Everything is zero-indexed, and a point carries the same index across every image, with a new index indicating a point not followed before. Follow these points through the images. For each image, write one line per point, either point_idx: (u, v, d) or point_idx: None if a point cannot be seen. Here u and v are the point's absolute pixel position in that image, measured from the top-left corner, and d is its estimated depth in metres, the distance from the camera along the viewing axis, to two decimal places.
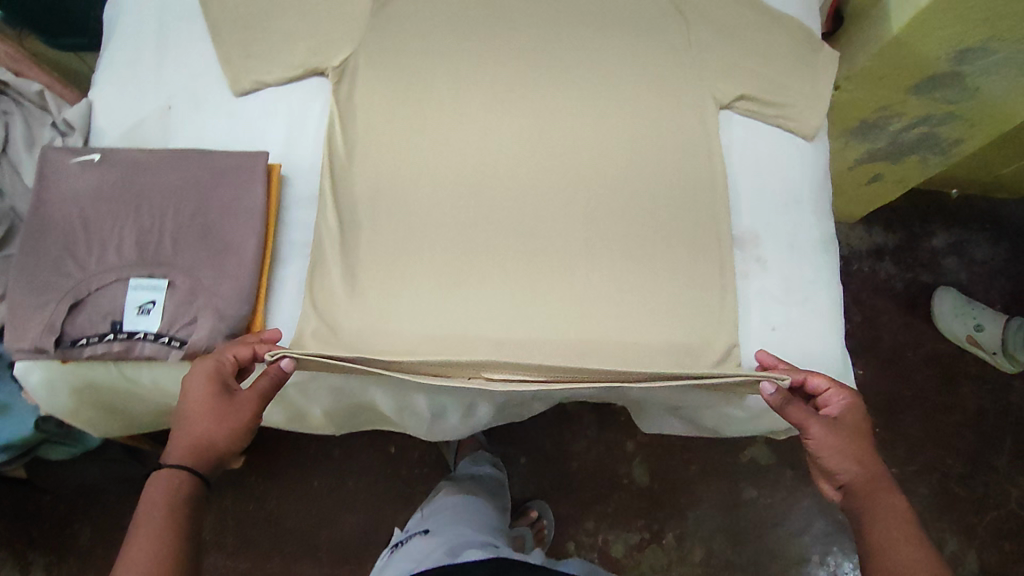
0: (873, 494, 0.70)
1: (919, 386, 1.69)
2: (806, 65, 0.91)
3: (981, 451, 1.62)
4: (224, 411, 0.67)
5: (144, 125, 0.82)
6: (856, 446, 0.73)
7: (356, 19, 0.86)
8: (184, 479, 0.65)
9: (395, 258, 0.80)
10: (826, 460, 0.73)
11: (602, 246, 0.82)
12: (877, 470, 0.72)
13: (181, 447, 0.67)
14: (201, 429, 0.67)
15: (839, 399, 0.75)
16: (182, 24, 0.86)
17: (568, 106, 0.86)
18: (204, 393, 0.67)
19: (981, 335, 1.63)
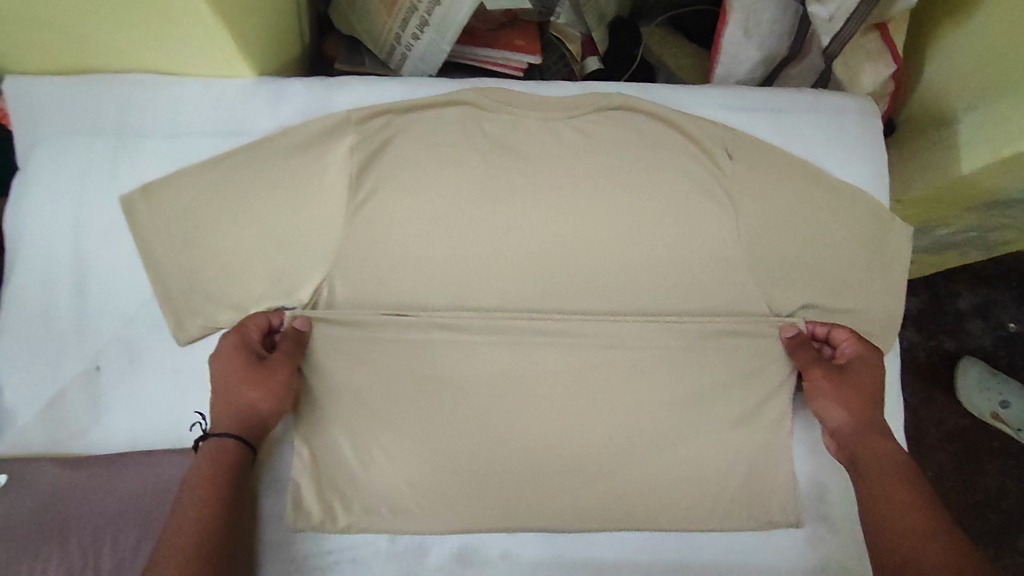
0: (863, 441, 0.66)
1: (939, 468, 1.39)
2: (873, 255, 0.78)
3: (1004, 535, 1.35)
4: (260, 376, 0.62)
5: (66, 396, 0.64)
6: (853, 391, 0.68)
7: (331, 230, 0.69)
8: (225, 447, 0.59)
9: (393, 550, 0.66)
10: (819, 407, 0.69)
11: (645, 507, 0.69)
12: (873, 416, 0.67)
13: (219, 419, 0.61)
14: (238, 398, 0.61)
15: (851, 348, 0.70)
16: (107, 248, 0.68)
17: (591, 326, 0.72)
18: (235, 361, 0.62)
19: (1007, 412, 1.32)
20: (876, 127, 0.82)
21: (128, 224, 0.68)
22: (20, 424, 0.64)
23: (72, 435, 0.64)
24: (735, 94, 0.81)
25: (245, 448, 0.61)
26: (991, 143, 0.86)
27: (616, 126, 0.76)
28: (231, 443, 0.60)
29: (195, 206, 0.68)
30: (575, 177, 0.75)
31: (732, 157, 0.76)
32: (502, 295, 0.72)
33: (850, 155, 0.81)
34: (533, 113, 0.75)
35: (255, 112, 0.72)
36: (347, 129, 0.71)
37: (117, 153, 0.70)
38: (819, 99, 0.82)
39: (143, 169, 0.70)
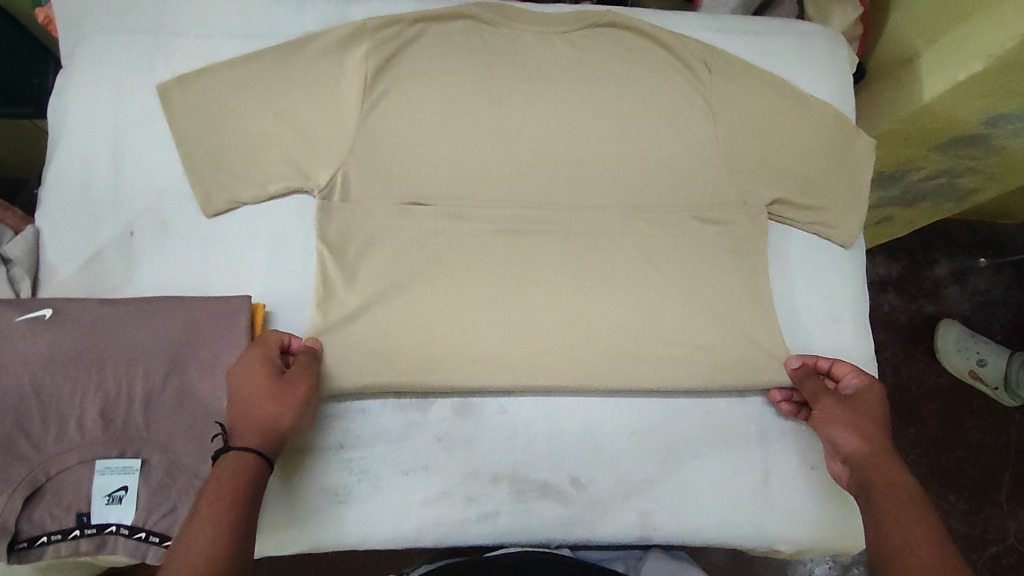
0: (874, 466, 0.63)
1: (920, 422, 1.37)
2: (843, 160, 0.82)
3: (979, 486, 1.33)
4: (282, 387, 0.62)
5: (105, 256, 0.71)
6: (863, 418, 0.67)
7: (342, 120, 0.74)
8: (240, 462, 0.57)
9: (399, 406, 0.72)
10: (830, 434, 0.68)
11: (627, 374, 0.74)
12: (885, 445, 0.65)
13: (238, 433, 0.59)
14: (260, 408, 0.60)
15: (857, 380, 0.71)
16: (143, 131, 0.75)
17: (580, 215, 0.79)
18: (259, 374, 0.62)
19: (985, 370, 1.32)
20: (844, 51, 0.90)
21: (162, 110, 0.75)
22: (61, 281, 0.70)
23: (107, 290, 0.71)
24: (714, 17, 0.89)
25: (267, 460, 0.58)
26: (949, 70, 0.92)
27: (606, 40, 0.82)
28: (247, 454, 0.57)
29: (221, 96, 0.74)
30: (568, 83, 0.81)
31: (710, 70, 0.81)
32: (498, 187, 0.78)
33: (819, 73, 0.89)
34: (530, 27, 0.81)
35: (279, 21, 0.80)
36: (362, 38, 0.76)
37: (154, 48, 0.77)
38: (790, 25, 0.90)
39: (177, 64, 0.77)
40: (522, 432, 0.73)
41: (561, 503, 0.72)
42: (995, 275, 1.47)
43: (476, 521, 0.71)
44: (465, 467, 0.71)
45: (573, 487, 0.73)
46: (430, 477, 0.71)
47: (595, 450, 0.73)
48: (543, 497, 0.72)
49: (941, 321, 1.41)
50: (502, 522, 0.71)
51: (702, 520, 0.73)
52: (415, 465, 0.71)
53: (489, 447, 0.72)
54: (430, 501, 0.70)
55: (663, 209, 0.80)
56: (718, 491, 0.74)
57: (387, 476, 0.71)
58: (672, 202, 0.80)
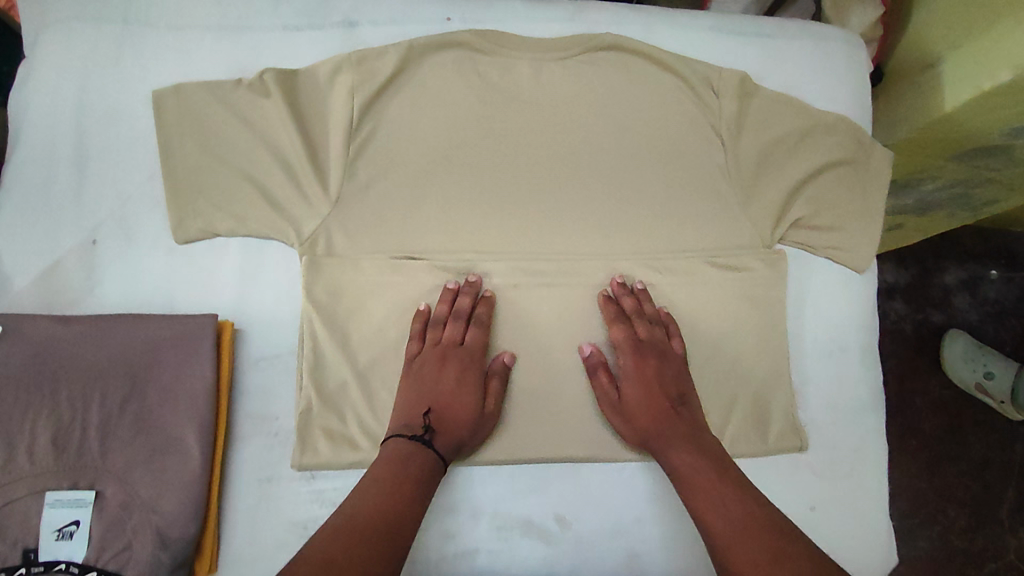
0: (653, 451, 0.65)
1: (923, 436, 1.32)
2: (858, 179, 0.77)
3: (980, 502, 1.29)
4: (484, 408, 0.66)
5: (63, 266, 0.66)
6: (632, 401, 0.67)
7: (327, 164, 0.70)
8: (428, 458, 0.60)
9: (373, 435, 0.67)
10: (626, 425, 0.68)
11: (619, 406, 0.71)
12: (659, 420, 0.66)
13: (446, 438, 0.63)
14: (459, 417, 0.64)
15: (598, 360, 0.69)
16: (107, 130, 0.70)
17: (576, 232, 0.73)
18: (470, 391, 0.66)
19: (991, 384, 1.25)
20: (862, 56, 0.84)
21: (132, 110, 0.70)
22: (15, 292, 0.66)
23: (65, 304, 0.66)
24: (726, 18, 0.83)
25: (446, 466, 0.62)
26: (974, 77, 0.84)
27: (607, 67, 0.76)
28: (434, 455, 0.61)
29: (193, 97, 0.69)
30: (567, 89, 0.75)
31: (718, 96, 0.75)
32: (487, 200, 0.72)
33: (835, 81, 0.83)
34: (527, 55, 0.75)
35: (256, 11, 0.74)
36: (344, 70, 0.71)
37: (121, 40, 0.71)
38: (807, 27, 0.84)
39: (145, 58, 0.71)
40: (507, 463, 0.69)
41: (545, 542, 0.68)
42: (1007, 287, 1.41)
43: (454, 559, 0.67)
44: (444, 502, 0.68)
45: (558, 525, 0.69)
46: None
47: (582, 483, 0.70)
48: (526, 531, 0.68)
49: (949, 332, 1.34)
50: (481, 560, 0.67)
51: (694, 560, 0.70)
52: None
53: (469, 481, 0.68)
54: (407, 536, 0.67)
55: (666, 225, 0.74)
56: None
57: None
58: (676, 219, 0.74)
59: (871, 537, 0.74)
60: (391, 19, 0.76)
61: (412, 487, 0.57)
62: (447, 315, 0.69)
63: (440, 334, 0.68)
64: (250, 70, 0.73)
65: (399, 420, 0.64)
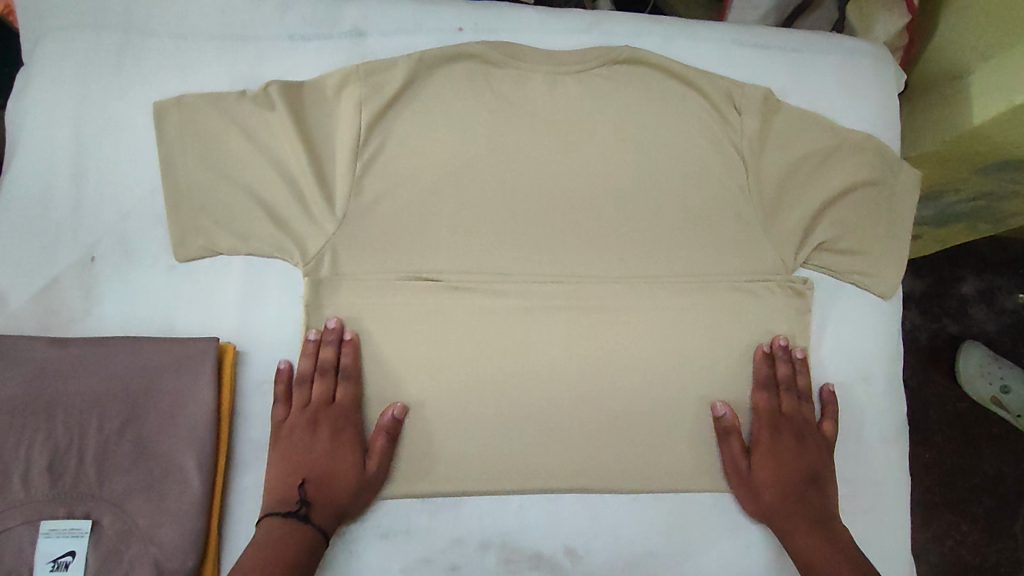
0: (780, 528, 0.67)
1: (935, 450, 1.22)
2: (885, 202, 0.74)
3: (995, 516, 1.18)
4: (356, 467, 0.63)
5: (61, 283, 0.65)
6: (769, 472, 0.68)
7: (332, 181, 0.68)
8: (305, 536, 0.59)
9: (371, 498, 0.65)
10: (747, 497, 0.68)
11: (632, 433, 0.69)
12: (787, 493, 0.67)
13: (324, 508, 0.61)
14: (340, 481, 0.63)
15: (760, 429, 0.70)
16: (107, 143, 0.68)
17: (589, 251, 0.71)
18: (343, 451, 0.64)
19: (1008, 399, 1.15)
20: (889, 71, 0.81)
21: (134, 122, 0.68)
22: (13, 309, 0.64)
23: (64, 322, 0.64)
24: (749, 29, 0.80)
25: (321, 537, 0.60)
26: (1005, 91, 0.80)
27: (625, 81, 0.73)
28: (312, 531, 0.60)
29: (195, 110, 0.67)
30: (582, 103, 0.72)
31: (739, 113, 0.72)
32: (497, 218, 0.70)
33: (861, 96, 0.80)
34: (541, 68, 0.72)
35: (262, 20, 0.71)
36: (352, 83, 0.69)
37: (122, 48, 0.69)
38: (833, 40, 0.81)
39: (148, 68, 0.69)
40: (516, 490, 0.67)
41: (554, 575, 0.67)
42: None
43: None
44: (451, 533, 0.66)
45: (568, 558, 0.67)
46: (412, 543, 0.66)
47: (593, 514, 0.68)
48: (534, 561, 0.67)
49: (966, 342, 1.23)
50: None
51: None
52: (395, 530, 0.66)
53: (475, 510, 0.67)
54: (413, 565, 0.65)
55: (683, 246, 0.72)
56: (726, 562, 0.69)
57: (366, 539, 0.65)
58: (694, 241, 0.72)
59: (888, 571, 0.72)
60: (400, 29, 0.73)
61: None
62: (313, 370, 0.65)
63: (309, 394, 0.65)
64: (255, 82, 0.70)
65: (273, 493, 0.61)
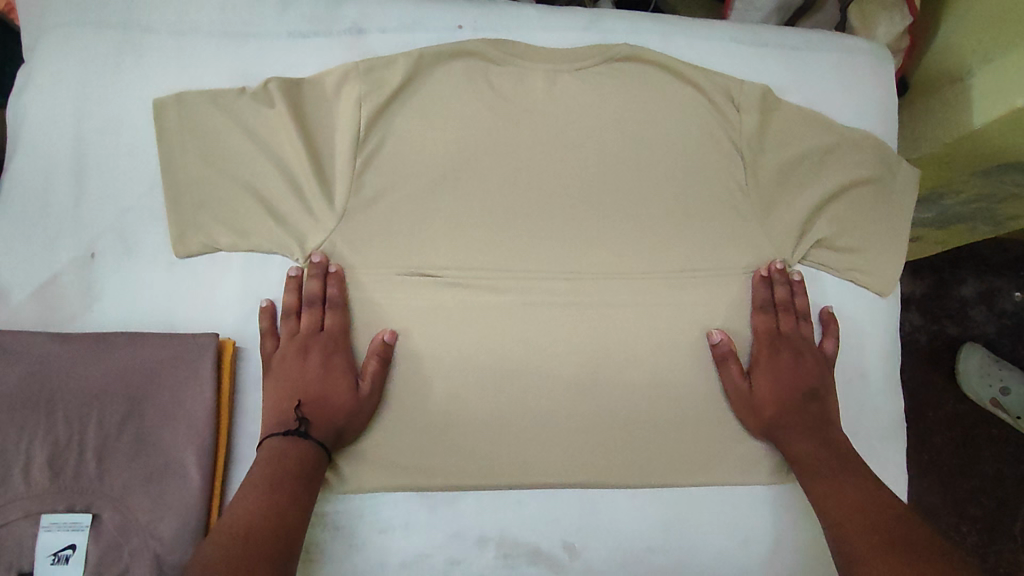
0: (779, 438, 0.68)
1: (933, 450, 1.22)
2: (883, 200, 0.74)
3: (994, 517, 1.18)
4: (351, 387, 0.64)
5: (62, 279, 0.65)
6: (768, 389, 0.69)
7: (332, 177, 0.68)
8: (306, 452, 0.60)
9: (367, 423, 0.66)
10: (749, 414, 0.69)
11: (630, 431, 0.69)
12: (786, 406, 0.68)
13: (321, 425, 0.62)
14: (335, 402, 0.63)
15: (760, 349, 0.71)
16: (108, 139, 0.68)
17: (588, 249, 0.71)
18: (336, 374, 0.64)
19: (1007, 399, 1.15)
20: (888, 69, 0.81)
21: (135, 119, 0.69)
22: (14, 304, 0.64)
23: (65, 317, 0.65)
24: (748, 28, 0.80)
25: (322, 454, 0.61)
26: (1006, 93, 0.80)
27: (624, 78, 0.73)
28: (313, 445, 0.61)
29: (196, 106, 0.67)
30: (582, 101, 0.73)
31: (738, 110, 0.72)
32: (496, 216, 0.70)
33: (860, 95, 0.80)
34: (540, 66, 0.72)
35: (262, 17, 0.72)
36: (352, 80, 0.69)
37: (124, 45, 0.69)
38: (832, 38, 0.81)
39: (149, 65, 0.69)
40: (514, 487, 0.67)
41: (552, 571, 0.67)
42: None
43: None
44: (449, 529, 0.66)
45: (566, 554, 0.68)
46: (410, 538, 0.66)
47: (593, 510, 0.69)
48: (532, 558, 0.67)
49: (965, 343, 1.23)
50: None
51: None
52: (394, 525, 0.66)
53: (475, 507, 0.67)
54: (411, 561, 0.66)
55: (682, 244, 0.72)
56: (724, 558, 0.69)
57: (365, 535, 0.66)
58: (693, 238, 0.72)
59: None
60: (400, 27, 0.74)
61: (290, 492, 0.57)
62: (299, 303, 0.66)
63: (297, 325, 0.66)
64: (255, 79, 0.71)
65: (271, 418, 0.62)
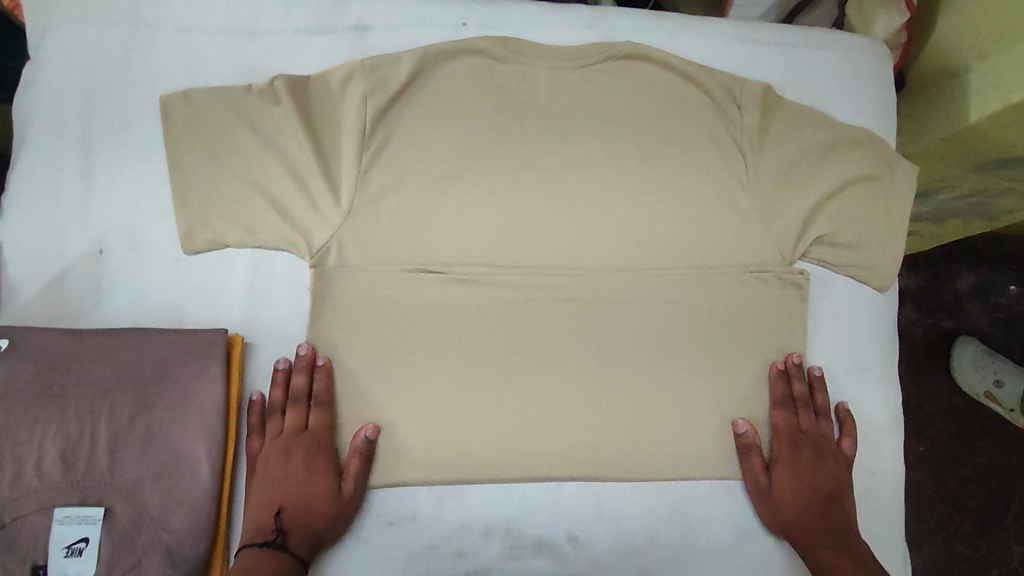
0: (800, 539, 0.69)
1: (928, 443, 1.23)
2: (881, 196, 0.75)
3: (987, 507, 1.20)
4: (332, 491, 0.64)
5: (71, 275, 0.65)
6: (788, 487, 0.70)
7: (338, 175, 0.68)
8: (278, 563, 0.60)
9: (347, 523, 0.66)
10: (771, 514, 0.70)
11: (632, 424, 0.70)
12: (808, 507, 0.69)
13: (299, 533, 0.63)
14: (315, 507, 0.64)
15: (780, 448, 0.72)
16: (115, 136, 0.68)
17: (592, 245, 0.72)
18: (318, 477, 0.65)
19: (1001, 393, 1.16)
20: (887, 67, 0.82)
21: (141, 116, 0.69)
22: (22, 300, 0.65)
23: (73, 314, 0.65)
24: (749, 25, 0.81)
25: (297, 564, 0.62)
26: (1003, 91, 0.80)
27: (627, 75, 0.74)
28: (287, 557, 0.61)
29: (202, 103, 0.67)
30: (584, 98, 0.73)
31: (740, 108, 0.73)
32: (500, 212, 0.71)
33: (859, 92, 0.81)
34: (543, 63, 0.73)
35: (267, 15, 0.72)
36: (357, 77, 0.69)
37: (129, 42, 0.70)
38: (831, 35, 0.82)
39: (154, 61, 0.70)
40: (519, 479, 0.68)
41: (556, 561, 0.69)
42: None
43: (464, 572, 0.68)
44: (455, 520, 0.68)
45: (570, 544, 0.69)
46: (417, 529, 0.67)
47: (596, 502, 0.70)
48: (536, 547, 0.69)
49: (960, 336, 1.25)
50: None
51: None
52: (402, 517, 0.67)
53: (481, 499, 0.68)
54: (417, 552, 0.67)
55: (684, 240, 0.73)
56: (724, 549, 0.71)
57: (372, 526, 0.67)
58: (695, 234, 0.73)
59: (885, 562, 0.74)
60: (405, 24, 0.74)
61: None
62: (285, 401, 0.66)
63: (282, 424, 0.66)
64: (260, 76, 0.71)
65: (253, 522, 0.63)
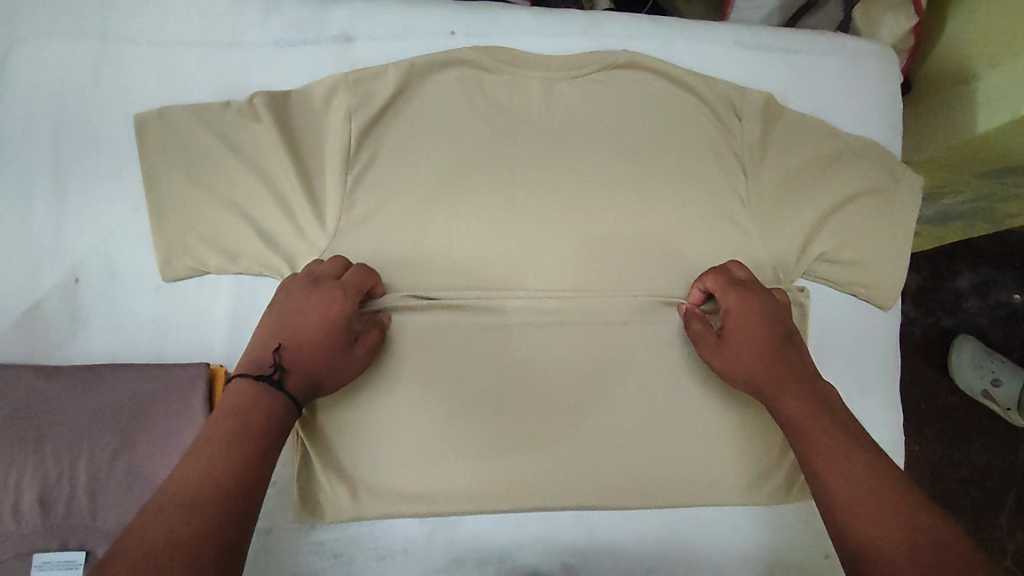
0: (768, 393, 0.61)
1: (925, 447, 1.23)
2: (885, 209, 0.72)
3: (982, 508, 1.20)
4: (344, 348, 0.59)
5: (46, 306, 0.63)
6: (743, 343, 0.62)
7: (321, 194, 0.65)
8: (276, 398, 0.53)
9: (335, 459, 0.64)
10: (731, 370, 0.63)
11: (628, 450, 0.68)
12: (769, 358, 0.61)
13: (300, 375, 0.55)
14: (324, 358, 0.57)
15: (724, 300, 0.64)
16: (89, 158, 0.65)
17: (587, 266, 0.69)
18: (336, 328, 0.58)
19: (997, 391, 1.14)
20: (894, 74, 0.79)
21: (115, 136, 0.66)
22: None
23: (49, 346, 0.63)
24: (750, 31, 0.78)
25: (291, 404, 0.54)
26: (1009, 99, 0.77)
27: (623, 86, 0.71)
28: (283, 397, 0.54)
29: (178, 121, 0.64)
30: (578, 112, 0.70)
31: (740, 119, 0.71)
32: (490, 230, 0.68)
33: (864, 100, 0.78)
34: (535, 74, 0.70)
35: (244, 24, 0.68)
36: (341, 93, 0.66)
37: (100, 57, 0.66)
38: (836, 41, 0.78)
39: (128, 78, 0.66)
40: (512, 507, 0.67)
41: None
42: None
43: None
44: (448, 554, 0.67)
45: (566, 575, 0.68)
46: (410, 563, 0.67)
47: (591, 532, 0.69)
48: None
49: (959, 335, 1.23)
50: None
51: None
52: (393, 551, 0.67)
53: (474, 530, 0.68)
54: None
55: (682, 259, 0.70)
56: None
57: (365, 562, 0.67)
58: (693, 254, 0.70)
59: None
60: (390, 33, 0.71)
61: (264, 441, 0.50)
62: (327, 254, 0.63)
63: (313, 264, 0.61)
64: (239, 91, 0.68)
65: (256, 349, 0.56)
